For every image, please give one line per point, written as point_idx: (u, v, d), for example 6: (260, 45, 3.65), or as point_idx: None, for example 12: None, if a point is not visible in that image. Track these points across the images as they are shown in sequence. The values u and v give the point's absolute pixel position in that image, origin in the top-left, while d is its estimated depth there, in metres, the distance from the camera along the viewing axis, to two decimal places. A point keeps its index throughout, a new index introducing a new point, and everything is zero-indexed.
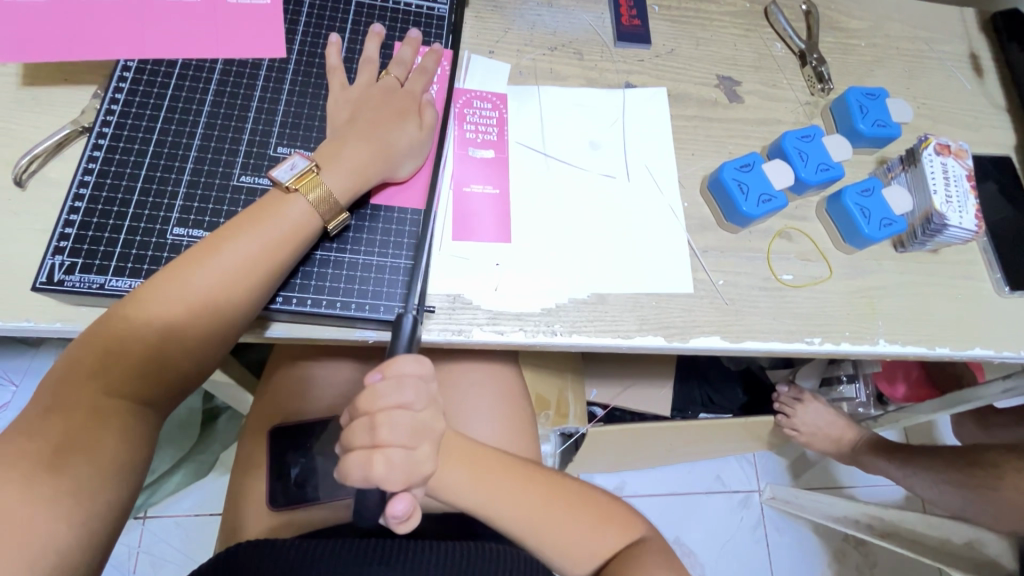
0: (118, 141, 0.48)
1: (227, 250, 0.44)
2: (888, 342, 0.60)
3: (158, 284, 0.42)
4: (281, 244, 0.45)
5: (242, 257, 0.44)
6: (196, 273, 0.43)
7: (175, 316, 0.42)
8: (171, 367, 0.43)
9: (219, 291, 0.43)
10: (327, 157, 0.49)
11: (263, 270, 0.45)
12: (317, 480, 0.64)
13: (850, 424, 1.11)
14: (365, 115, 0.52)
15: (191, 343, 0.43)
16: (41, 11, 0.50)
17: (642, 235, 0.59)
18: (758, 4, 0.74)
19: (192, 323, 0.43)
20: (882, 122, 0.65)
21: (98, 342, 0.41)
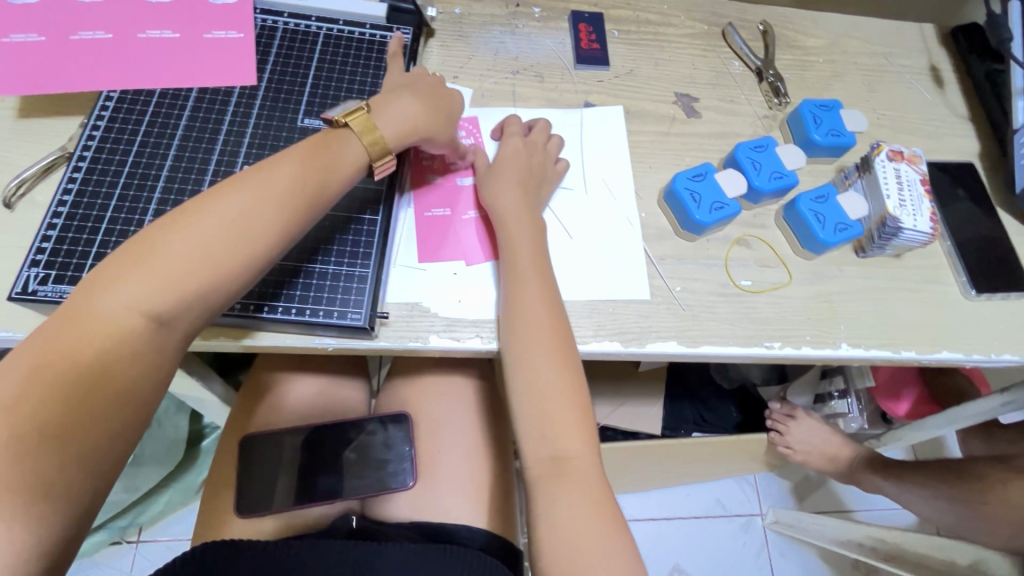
0: (96, 164, 0.52)
1: (252, 184, 0.45)
2: (850, 346, 0.60)
3: (179, 217, 0.43)
4: (311, 179, 0.48)
5: (268, 191, 0.45)
6: (223, 205, 0.44)
7: (197, 245, 0.42)
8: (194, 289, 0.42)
9: (247, 223, 0.44)
10: (379, 105, 0.53)
11: (306, 196, 0.47)
12: (289, 487, 0.66)
13: (847, 441, 1.08)
14: (416, 88, 0.56)
15: (216, 273, 0.43)
16: (30, 48, 0.54)
17: (600, 245, 0.61)
18: (715, 26, 0.77)
19: (218, 252, 0.43)
20: (836, 132, 0.67)
21: (118, 269, 0.41)
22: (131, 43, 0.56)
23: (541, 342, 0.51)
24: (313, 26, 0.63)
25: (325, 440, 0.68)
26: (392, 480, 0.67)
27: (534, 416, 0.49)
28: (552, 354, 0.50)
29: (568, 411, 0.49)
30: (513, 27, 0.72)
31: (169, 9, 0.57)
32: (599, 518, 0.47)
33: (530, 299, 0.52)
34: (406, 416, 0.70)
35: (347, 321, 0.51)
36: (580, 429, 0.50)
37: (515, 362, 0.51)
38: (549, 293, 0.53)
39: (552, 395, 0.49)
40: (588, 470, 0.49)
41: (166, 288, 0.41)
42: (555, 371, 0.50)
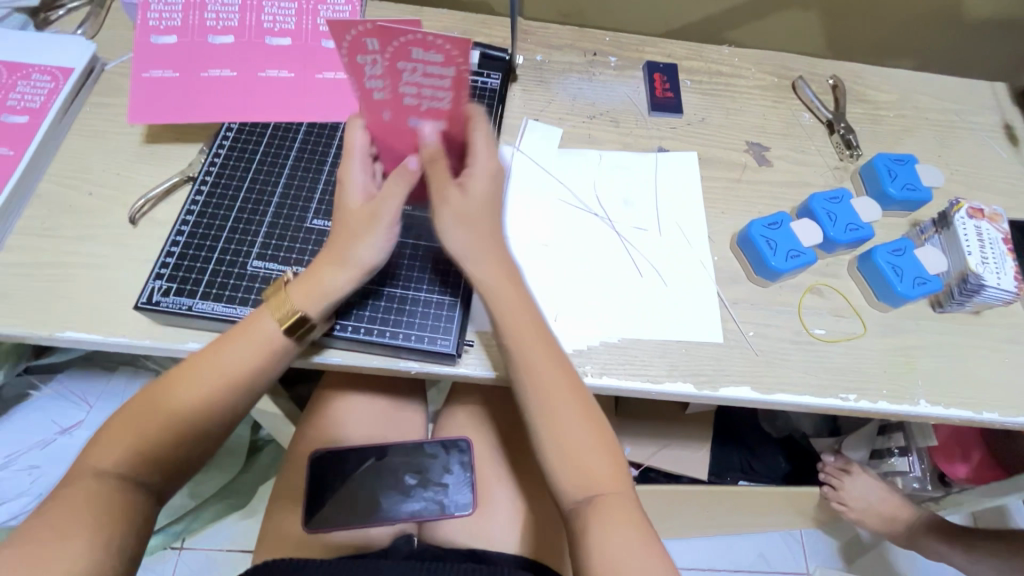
0: (215, 188, 0.57)
1: (201, 369, 0.47)
2: (929, 403, 0.59)
3: (137, 409, 0.46)
4: (246, 360, 0.48)
5: (212, 374, 0.47)
6: (173, 391, 0.46)
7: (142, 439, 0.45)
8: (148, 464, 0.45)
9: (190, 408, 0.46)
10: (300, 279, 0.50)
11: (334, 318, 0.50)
12: (350, 504, 0.66)
13: (905, 502, 1.03)
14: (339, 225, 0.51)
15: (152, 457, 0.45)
16: (166, 83, 0.60)
17: (673, 286, 0.62)
18: (785, 79, 0.79)
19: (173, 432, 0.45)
20: (912, 186, 0.67)
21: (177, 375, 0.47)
22: (255, 82, 0.61)
23: (554, 385, 0.50)
24: None
25: (388, 461, 0.69)
26: (452, 505, 0.67)
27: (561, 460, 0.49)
28: (569, 393, 0.50)
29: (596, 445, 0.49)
30: (590, 75, 0.76)
31: (287, 51, 0.63)
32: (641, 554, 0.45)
33: (534, 339, 0.51)
34: (465, 441, 0.71)
35: (436, 346, 0.53)
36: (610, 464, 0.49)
37: (546, 421, 0.49)
38: (550, 344, 0.51)
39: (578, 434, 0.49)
40: (626, 506, 0.47)
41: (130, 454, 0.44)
42: (573, 409, 0.49)
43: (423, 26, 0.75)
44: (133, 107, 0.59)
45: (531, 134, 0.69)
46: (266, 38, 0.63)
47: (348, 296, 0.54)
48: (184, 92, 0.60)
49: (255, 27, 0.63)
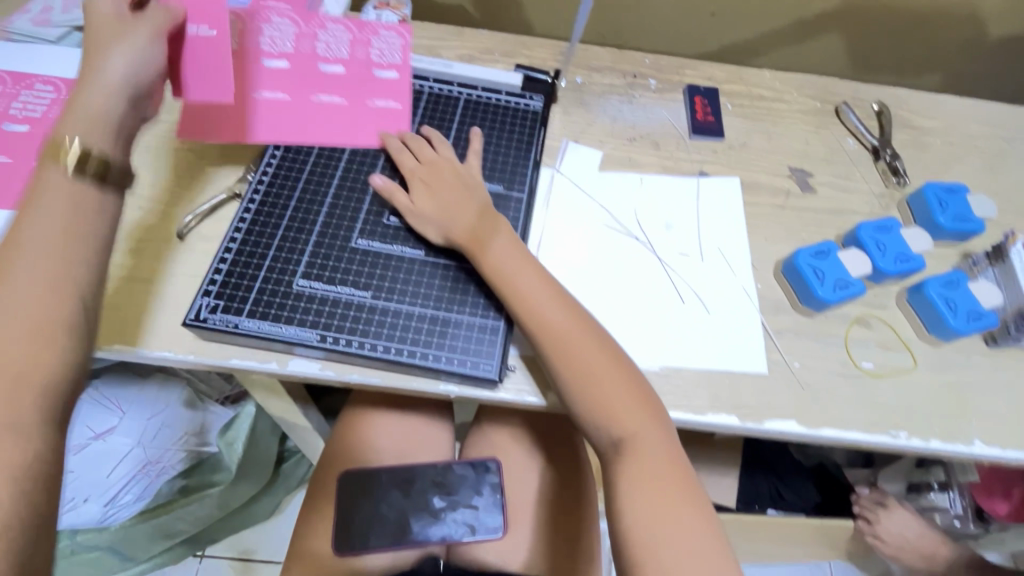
0: (263, 206, 0.58)
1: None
2: (984, 444, 0.56)
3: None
4: (50, 259, 0.37)
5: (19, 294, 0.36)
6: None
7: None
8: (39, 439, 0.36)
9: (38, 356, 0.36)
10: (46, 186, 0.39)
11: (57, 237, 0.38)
12: (378, 526, 0.66)
13: (943, 539, 1.00)
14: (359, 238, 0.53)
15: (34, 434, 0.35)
16: (221, 103, 0.61)
17: (715, 314, 0.61)
18: (828, 103, 0.78)
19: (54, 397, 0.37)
20: (964, 217, 0.65)
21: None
22: (307, 107, 0.63)
23: (575, 336, 0.52)
24: (455, 91, 0.68)
25: (417, 480, 0.68)
26: (482, 528, 0.66)
27: (590, 406, 0.51)
28: (585, 341, 0.52)
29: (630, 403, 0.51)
30: (630, 96, 0.75)
31: (337, 77, 0.64)
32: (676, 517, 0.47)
33: (547, 303, 0.53)
34: (493, 462, 0.70)
35: (478, 371, 0.52)
36: (651, 431, 0.50)
37: (571, 374, 0.51)
38: (566, 302, 0.53)
39: (601, 381, 0.51)
40: (653, 459, 0.49)
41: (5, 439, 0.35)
42: (597, 358, 0.51)
43: (465, 46, 0.76)
44: (187, 125, 0.61)
45: (573, 155, 0.69)
46: (318, 64, 0.64)
47: (388, 315, 0.54)
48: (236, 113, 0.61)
49: (309, 53, 0.64)
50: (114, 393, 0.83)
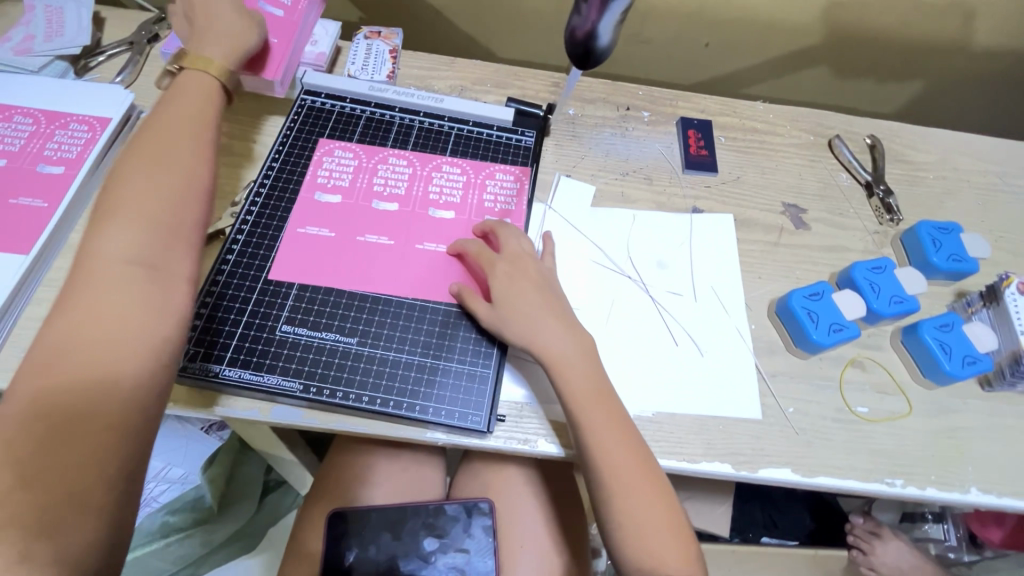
0: (246, 246, 0.57)
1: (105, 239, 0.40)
2: (980, 491, 0.56)
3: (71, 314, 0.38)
4: (165, 176, 0.44)
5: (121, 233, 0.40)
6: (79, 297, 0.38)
7: (76, 343, 0.37)
8: (109, 390, 0.36)
9: (122, 295, 0.39)
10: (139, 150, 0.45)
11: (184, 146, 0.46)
12: (369, 568, 0.64)
13: (939, 571, 0.98)
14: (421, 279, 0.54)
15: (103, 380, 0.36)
16: (310, 243, 0.58)
17: (709, 357, 0.60)
18: (821, 136, 0.78)
19: (131, 344, 0.38)
20: (958, 256, 0.65)
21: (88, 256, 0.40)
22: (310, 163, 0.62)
23: (616, 444, 0.50)
24: (446, 126, 0.67)
25: (408, 522, 0.67)
26: (473, 571, 0.65)
27: (625, 521, 0.49)
28: (624, 447, 0.50)
29: (637, 469, 0.50)
30: (623, 129, 0.75)
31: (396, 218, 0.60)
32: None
33: (589, 397, 0.51)
34: (485, 502, 0.69)
35: (467, 422, 0.51)
36: (668, 525, 0.49)
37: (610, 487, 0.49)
38: (607, 402, 0.51)
39: (637, 496, 0.49)
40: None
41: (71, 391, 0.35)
42: (634, 472, 0.50)
43: (457, 77, 0.75)
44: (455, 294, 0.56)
45: (565, 190, 0.68)
46: (374, 202, 0.61)
47: (374, 362, 0.53)
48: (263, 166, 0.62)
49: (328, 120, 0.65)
50: None
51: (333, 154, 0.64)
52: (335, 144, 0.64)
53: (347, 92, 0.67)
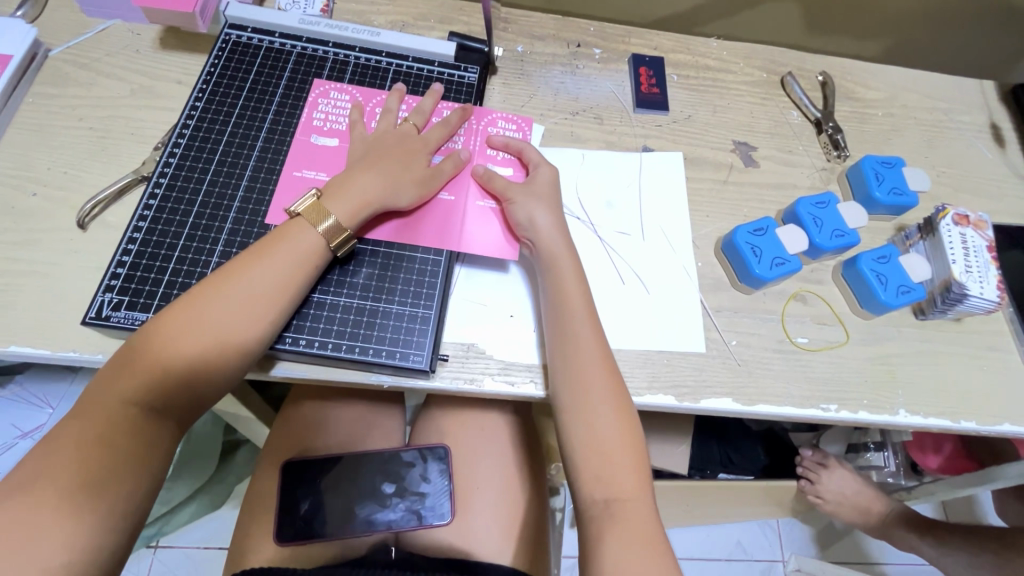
0: (170, 191, 0.54)
1: (242, 279, 0.46)
2: (909, 413, 0.58)
3: (168, 322, 0.44)
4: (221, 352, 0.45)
5: (258, 286, 0.46)
6: (200, 309, 0.44)
7: (175, 336, 0.44)
8: (176, 379, 0.43)
9: (228, 329, 0.45)
10: (330, 191, 0.51)
11: (258, 317, 0.46)
12: (326, 514, 0.64)
13: (880, 495, 1.05)
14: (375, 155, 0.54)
15: (187, 378, 0.44)
16: (303, 185, 0.55)
17: (654, 295, 0.60)
18: (774, 74, 0.77)
19: (191, 366, 0.44)
20: (899, 190, 0.66)
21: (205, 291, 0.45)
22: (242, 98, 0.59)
23: (593, 367, 0.50)
24: (383, 62, 0.64)
25: (364, 468, 0.67)
26: (430, 515, 0.66)
27: (587, 454, 0.48)
28: (605, 377, 0.50)
29: (604, 399, 0.49)
30: (573, 67, 0.72)
31: (337, 152, 0.58)
32: (619, 517, 0.46)
33: (579, 312, 0.52)
34: (444, 449, 0.70)
35: (409, 362, 0.51)
36: (630, 461, 0.48)
37: (573, 410, 0.50)
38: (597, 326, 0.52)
39: (602, 426, 0.49)
40: (640, 519, 0.46)
41: (150, 378, 0.43)
42: (612, 411, 0.49)
43: (398, 12, 0.71)
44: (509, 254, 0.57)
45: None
46: (312, 137, 0.58)
47: (308, 306, 0.52)
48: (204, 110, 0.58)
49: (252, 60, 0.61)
50: (39, 389, 0.78)
51: (328, 97, 0.60)
52: (330, 86, 0.61)
53: (276, 25, 0.63)
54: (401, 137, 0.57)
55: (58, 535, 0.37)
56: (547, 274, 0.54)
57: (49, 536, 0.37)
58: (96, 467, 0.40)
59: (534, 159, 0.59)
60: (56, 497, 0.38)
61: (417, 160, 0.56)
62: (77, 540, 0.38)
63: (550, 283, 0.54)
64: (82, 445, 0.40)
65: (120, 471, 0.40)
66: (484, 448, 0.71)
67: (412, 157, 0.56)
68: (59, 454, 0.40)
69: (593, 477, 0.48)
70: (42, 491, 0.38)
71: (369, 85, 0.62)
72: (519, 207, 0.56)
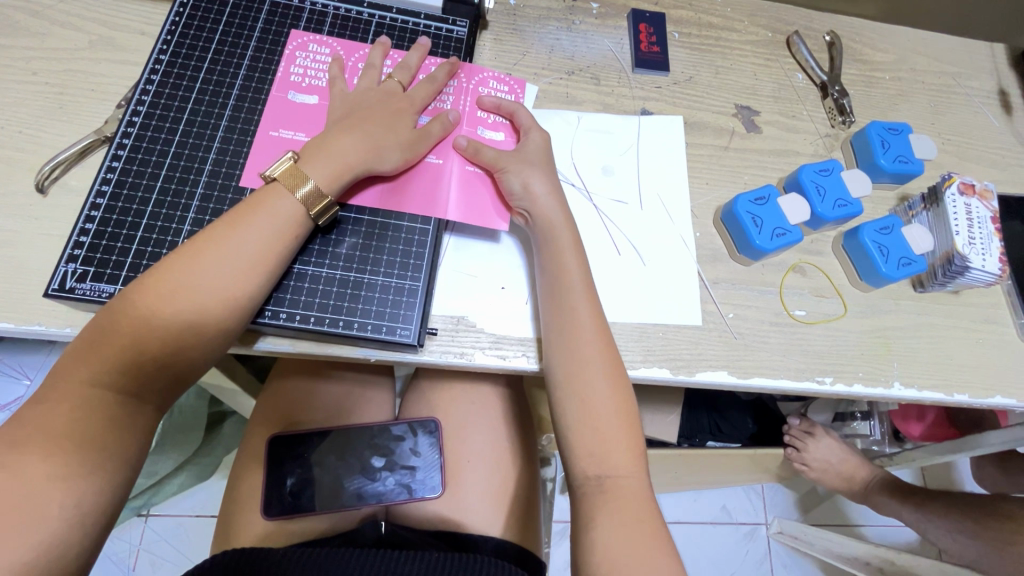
0: (136, 152, 0.50)
1: (213, 252, 0.43)
2: (903, 386, 0.58)
3: (139, 296, 0.41)
4: (193, 330, 0.42)
5: (231, 260, 0.43)
6: (171, 285, 0.41)
7: (145, 314, 0.41)
8: (150, 360, 0.41)
9: (204, 305, 0.42)
10: (311, 153, 0.48)
11: (233, 291, 0.43)
12: (314, 490, 0.64)
13: (863, 462, 1.07)
14: (358, 115, 0.51)
15: (163, 359, 0.41)
16: (281, 147, 0.52)
17: (651, 267, 0.58)
18: (780, 33, 0.73)
19: (164, 345, 0.41)
20: (904, 158, 0.64)
21: (177, 263, 0.42)
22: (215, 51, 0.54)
23: (588, 343, 0.49)
24: (365, 13, 0.59)
25: (353, 442, 0.66)
26: (420, 488, 0.65)
27: (580, 430, 0.47)
28: (600, 354, 0.49)
29: (599, 375, 0.48)
30: (569, 22, 0.68)
31: (318, 110, 0.54)
32: (613, 496, 0.45)
33: (577, 286, 0.50)
34: (434, 422, 0.68)
35: (396, 337, 0.49)
36: (624, 436, 0.47)
37: (567, 386, 0.48)
38: (594, 302, 0.50)
39: (597, 403, 0.47)
40: (632, 496, 0.45)
41: (121, 360, 0.40)
42: (607, 389, 0.48)
43: None
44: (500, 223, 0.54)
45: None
46: (290, 93, 0.54)
47: (290, 278, 0.49)
48: (169, 64, 0.53)
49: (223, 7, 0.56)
50: (15, 360, 0.75)
51: (306, 49, 0.56)
52: (308, 38, 0.56)
53: None
54: (385, 96, 0.53)
55: (29, 521, 0.36)
56: (542, 245, 0.52)
57: (17, 521, 0.35)
58: (65, 450, 0.38)
59: (527, 122, 0.56)
60: (24, 482, 0.36)
61: (403, 122, 0.52)
62: (47, 525, 0.36)
63: (547, 255, 0.51)
64: (50, 427, 0.38)
65: (92, 454, 0.39)
66: (473, 419, 0.70)
67: (398, 118, 0.52)
68: (23, 436, 0.37)
69: (586, 454, 0.47)
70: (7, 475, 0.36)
71: (352, 38, 0.58)
72: (512, 175, 0.53)
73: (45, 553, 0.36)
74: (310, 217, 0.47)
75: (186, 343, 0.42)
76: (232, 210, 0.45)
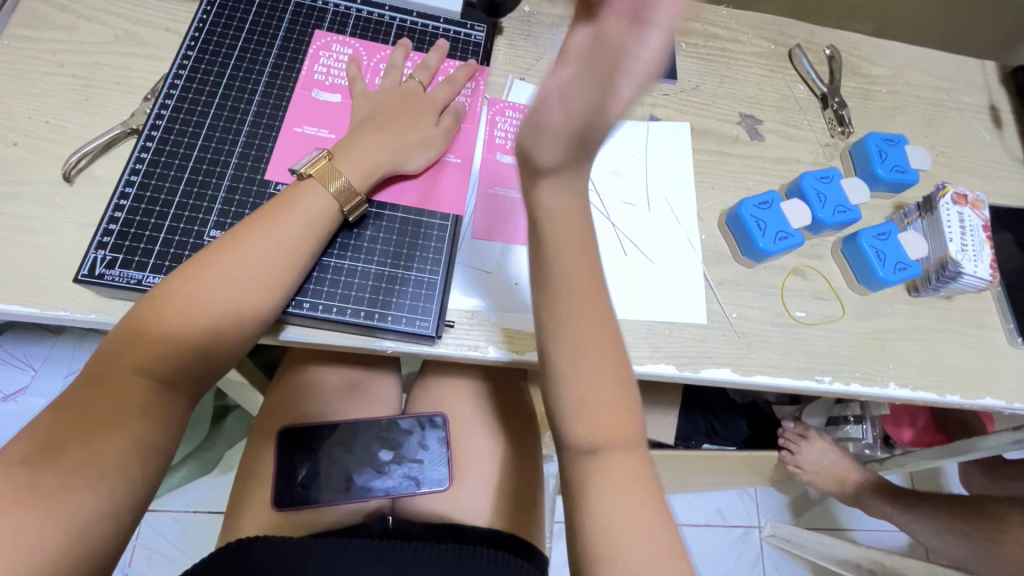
0: (164, 145, 0.51)
1: (246, 248, 0.45)
2: (898, 386, 0.60)
3: (176, 290, 0.42)
4: (229, 323, 0.43)
5: (263, 256, 0.45)
6: (209, 279, 0.43)
7: (189, 303, 0.42)
8: (188, 351, 0.42)
9: (241, 298, 0.44)
10: (344, 150, 0.51)
11: (267, 285, 0.45)
12: (323, 482, 0.65)
13: (855, 465, 1.10)
14: (384, 114, 0.54)
15: (204, 347, 0.43)
16: (306, 142, 0.54)
17: (658, 266, 0.60)
18: (782, 46, 0.76)
19: (200, 337, 0.43)
20: (900, 168, 0.66)
21: (211, 259, 0.44)
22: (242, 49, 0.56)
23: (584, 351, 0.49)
24: (386, 16, 0.61)
25: (359, 435, 0.68)
26: (426, 480, 0.67)
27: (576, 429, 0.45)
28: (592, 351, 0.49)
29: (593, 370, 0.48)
30: None
31: (340, 108, 0.56)
32: (609, 462, 0.39)
33: None
34: (440, 416, 0.70)
35: (415, 328, 0.51)
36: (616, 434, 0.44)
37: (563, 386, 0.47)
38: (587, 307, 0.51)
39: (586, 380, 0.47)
40: None
41: (159, 351, 0.41)
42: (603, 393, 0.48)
43: None
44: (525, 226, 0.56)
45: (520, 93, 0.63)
46: (314, 90, 0.56)
47: (313, 269, 0.50)
48: (197, 59, 0.55)
49: (249, 6, 0.58)
50: (21, 350, 0.76)
51: (330, 49, 0.58)
52: (332, 38, 0.58)
53: None
54: (407, 96, 0.56)
55: (63, 500, 0.36)
56: None
57: (54, 497, 0.36)
58: (97, 431, 0.39)
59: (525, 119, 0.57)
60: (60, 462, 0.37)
61: (425, 123, 0.55)
62: (77, 502, 0.37)
63: None
64: (88, 411, 0.39)
65: (119, 437, 0.39)
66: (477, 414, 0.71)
67: (419, 117, 0.55)
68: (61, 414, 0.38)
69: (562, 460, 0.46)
70: (46, 453, 0.37)
71: (374, 40, 0.60)
72: None
73: (71, 529, 0.37)
74: (338, 215, 0.49)
75: (223, 336, 0.44)
76: (265, 207, 0.47)
